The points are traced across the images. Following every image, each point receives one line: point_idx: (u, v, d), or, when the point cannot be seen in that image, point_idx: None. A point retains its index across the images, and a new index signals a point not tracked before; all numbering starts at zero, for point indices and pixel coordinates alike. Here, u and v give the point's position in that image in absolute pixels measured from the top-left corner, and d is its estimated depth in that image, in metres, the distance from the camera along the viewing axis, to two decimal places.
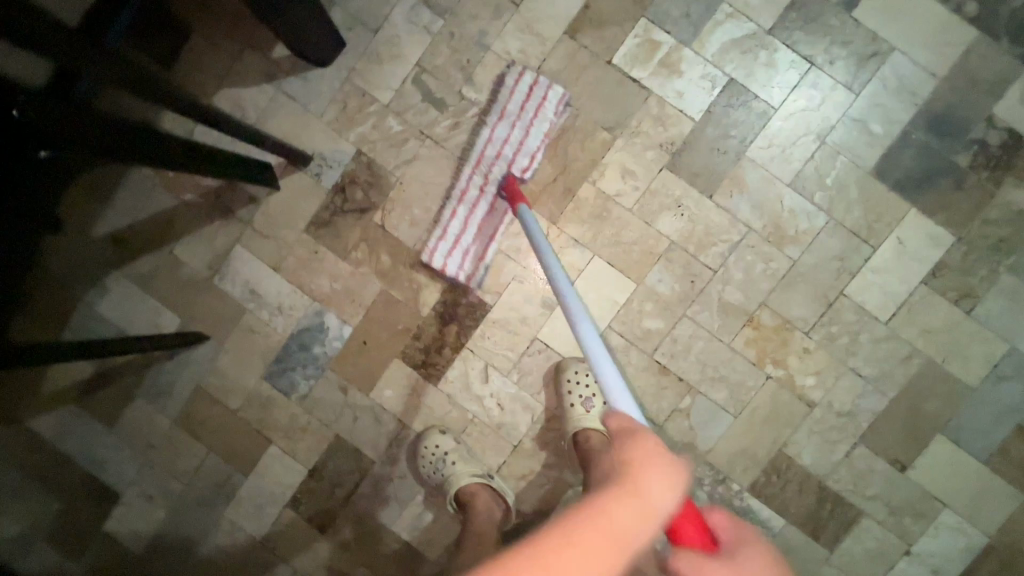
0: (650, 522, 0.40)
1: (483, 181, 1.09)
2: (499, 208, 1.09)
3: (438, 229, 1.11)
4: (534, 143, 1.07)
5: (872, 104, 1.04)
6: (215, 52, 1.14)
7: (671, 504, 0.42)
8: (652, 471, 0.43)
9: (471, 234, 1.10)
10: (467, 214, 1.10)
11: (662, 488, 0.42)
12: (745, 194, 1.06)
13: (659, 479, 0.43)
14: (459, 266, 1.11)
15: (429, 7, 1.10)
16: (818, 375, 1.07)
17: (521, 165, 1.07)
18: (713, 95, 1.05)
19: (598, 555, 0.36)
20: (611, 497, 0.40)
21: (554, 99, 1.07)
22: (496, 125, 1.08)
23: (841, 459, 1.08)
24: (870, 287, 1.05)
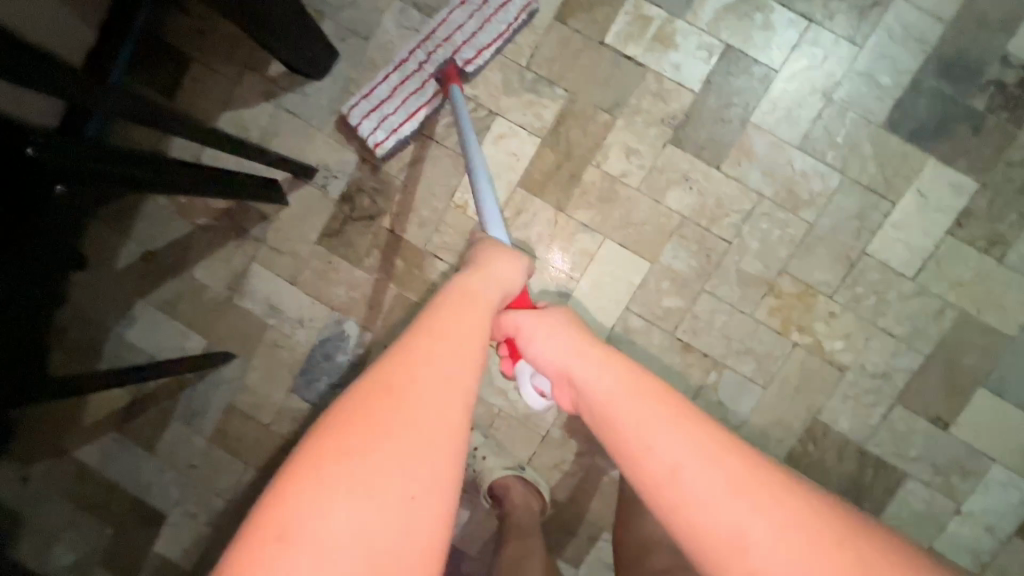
0: (502, 288, 0.58)
1: (424, 57, 1.06)
2: (428, 89, 1.06)
3: (367, 89, 1.08)
4: (484, 39, 1.04)
5: (878, 55, 1.01)
6: (214, 77, 1.16)
7: (514, 273, 0.62)
8: (499, 259, 0.63)
9: (394, 107, 1.07)
10: (397, 83, 1.07)
11: (506, 265, 0.62)
12: (754, 162, 1.04)
13: (506, 263, 0.62)
14: (375, 134, 1.09)
15: (418, 9, 1.10)
16: (847, 339, 1.05)
17: (466, 56, 1.05)
18: (712, 64, 1.03)
19: (471, 299, 0.53)
20: (473, 272, 0.58)
21: (518, 5, 1.04)
22: (456, 9, 1.04)
23: (879, 422, 1.05)
24: (893, 243, 1.02)
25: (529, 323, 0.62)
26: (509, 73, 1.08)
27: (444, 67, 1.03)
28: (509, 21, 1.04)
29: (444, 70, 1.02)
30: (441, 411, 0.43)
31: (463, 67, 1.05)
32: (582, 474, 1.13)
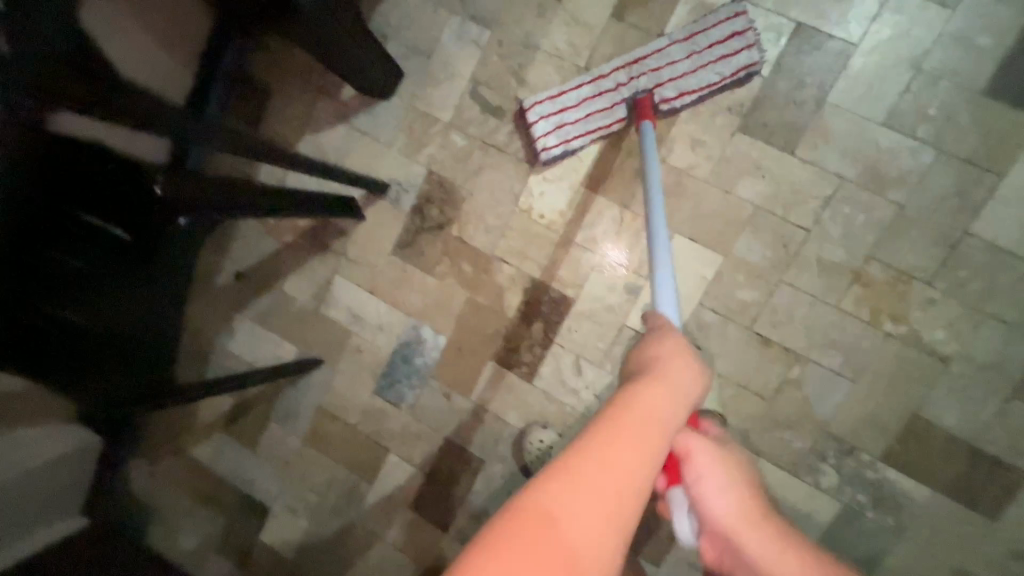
0: (679, 419, 0.48)
1: (626, 80, 1.01)
2: (616, 113, 1.02)
3: (556, 90, 1.03)
4: (693, 82, 0.98)
5: (974, 16, 0.92)
6: (294, 106, 1.26)
7: (690, 400, 0.51)
8: (676, 364, 0.54)
9: (575, 118, 1.03)
10: (588, 95, 1.02)
11: (682, 376, 0.52)
12: (833, 143, 0.98)
13: (678, 367, 0.53)
14: (547, 138, 1.05)
15: (475, 21, 1.14)
16: (949, 327, 0.96)
17: (666, 94, 0.99)
18: (781, 45, 0.99)
19: (645, 438, 0.44)
20: (646, 385, 0.49)
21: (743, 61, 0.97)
22: (676, 44, 0.98)
23: (991, 417, 0.96)
24: (1001, 221, 0.93)
25: (701, 451, 0.62)
26: (567, 75, 1.10)
27: (644, 101, 0.98)
28: (727, 75, 0.98)
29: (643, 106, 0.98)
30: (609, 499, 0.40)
31: (660, 105, 1.00)
32: None
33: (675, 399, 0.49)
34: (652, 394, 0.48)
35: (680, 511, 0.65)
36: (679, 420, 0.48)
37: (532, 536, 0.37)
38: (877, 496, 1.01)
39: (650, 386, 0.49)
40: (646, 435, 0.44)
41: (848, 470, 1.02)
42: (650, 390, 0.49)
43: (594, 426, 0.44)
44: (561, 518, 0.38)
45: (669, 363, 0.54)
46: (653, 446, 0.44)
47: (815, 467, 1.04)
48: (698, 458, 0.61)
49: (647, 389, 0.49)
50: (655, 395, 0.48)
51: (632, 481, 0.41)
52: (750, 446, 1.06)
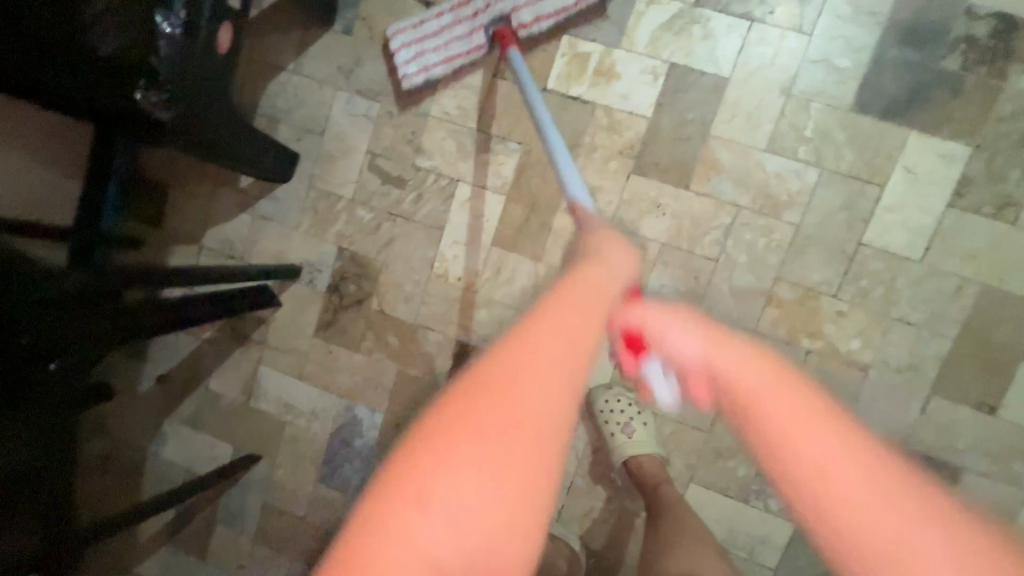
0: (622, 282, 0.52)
1: (483, 6, 1.00)
2: (474, 38, 1.01)
3: (416, 19, 1.03)
4: (546, 7, 0.99)
5: (830, 38, 0.95)
6: (193, 201, 1.21)
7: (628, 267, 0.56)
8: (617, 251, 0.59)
9: (435, 47, 1.03)
10: (446, 23, 1.02)
11: (620, 257, 0.57)
12: (724, 174, 1.00)
13: (618, 252, 0.58)
14: (409, 65, 1.05)
15: (363, 95, 1.12)
16: (862, 336, 0.98)
17: (522, 19, 0.99)
18: (659, 86, 1.01)
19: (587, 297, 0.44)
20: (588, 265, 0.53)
21: None
22: None
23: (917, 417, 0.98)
24: (890, 228, 0.96)
25: (657, 315, 0.53)
26: (461, 138, 1.10)
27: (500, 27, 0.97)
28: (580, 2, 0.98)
29: (499, 30, 0.98)
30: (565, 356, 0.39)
31: (518, 32, 1.00)
32: (615, 520, 1.10)
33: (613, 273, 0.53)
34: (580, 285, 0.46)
35: (657, 379, 0.69)
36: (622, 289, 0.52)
37: (473, 410, 0.37)
38: None
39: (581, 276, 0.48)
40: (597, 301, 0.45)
41: None
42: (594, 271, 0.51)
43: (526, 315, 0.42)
44: (501, 393, 0.37)
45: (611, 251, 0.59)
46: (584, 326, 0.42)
47: (763, 491, 1.04)
48: (657, 329, 0.52)
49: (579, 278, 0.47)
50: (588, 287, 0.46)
51: (565, 355, 0.39)
52: (697, 479, 1.05)
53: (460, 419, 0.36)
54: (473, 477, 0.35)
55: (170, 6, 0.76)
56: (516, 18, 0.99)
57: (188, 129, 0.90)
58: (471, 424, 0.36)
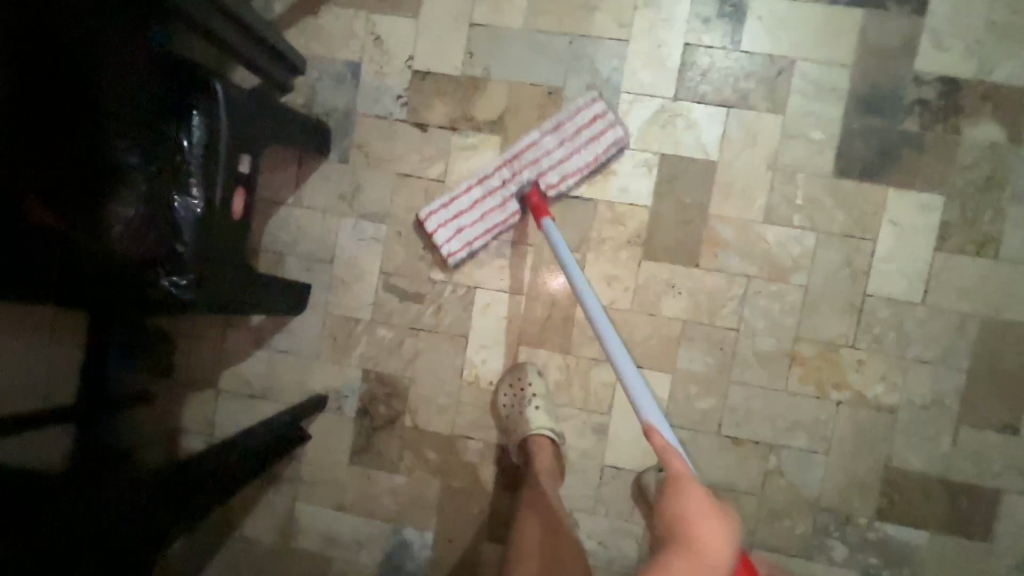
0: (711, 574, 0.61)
1: (510, 175, 1.05)
2: (509, 207, 1.05)
3: (446, 198, 1.06)
4: (572, 166, 1.03)
5: (802, 115, 1.04)
6: (204, 346, 1.18)
7: (719, 547, 0.63)
8: (705, 526, 0.64)
9: (473, 222, 1.06)
10: (478, 197, 1.05)
11: (714, 540, 0.63)
12: (730, 248, 1.06)
13: (709, 530, 0.63)
14: (449, 242, 1.07)
15: (368, 218, 1.14)
16: (885, 380, 1.04)
17: (550, 182, 1.04)
18: (654, 176, 1.07)
19: None
20: (673, 556, 0.62)
21: (612, 139, 1.03)
22: (547, 136, 1.04)
23: (950, 449, 1.03)
24: (889, 277, 1.03)
25: None
26: None
27: (531, 194, 1.01)
28: (601, 154, 1.03)
29: (530, 197, 1.02)
30: None
31: (547, 192, 1.04)
32: None
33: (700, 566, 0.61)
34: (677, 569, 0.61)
35: None
36: None
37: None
38: (886, 554, 1.04)
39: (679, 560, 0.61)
40: None
41: (852, 538, 1.05)
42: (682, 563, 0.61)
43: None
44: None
45: (700, 526, 0.63)
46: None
47: (824, 544, 1.06)
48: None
49: (677, 559, 0.61)
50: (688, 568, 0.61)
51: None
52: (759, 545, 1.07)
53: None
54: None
55: (184, 186, 0.77)
56: (544, 180, 1.04)
57: (214, 305, 0.86)
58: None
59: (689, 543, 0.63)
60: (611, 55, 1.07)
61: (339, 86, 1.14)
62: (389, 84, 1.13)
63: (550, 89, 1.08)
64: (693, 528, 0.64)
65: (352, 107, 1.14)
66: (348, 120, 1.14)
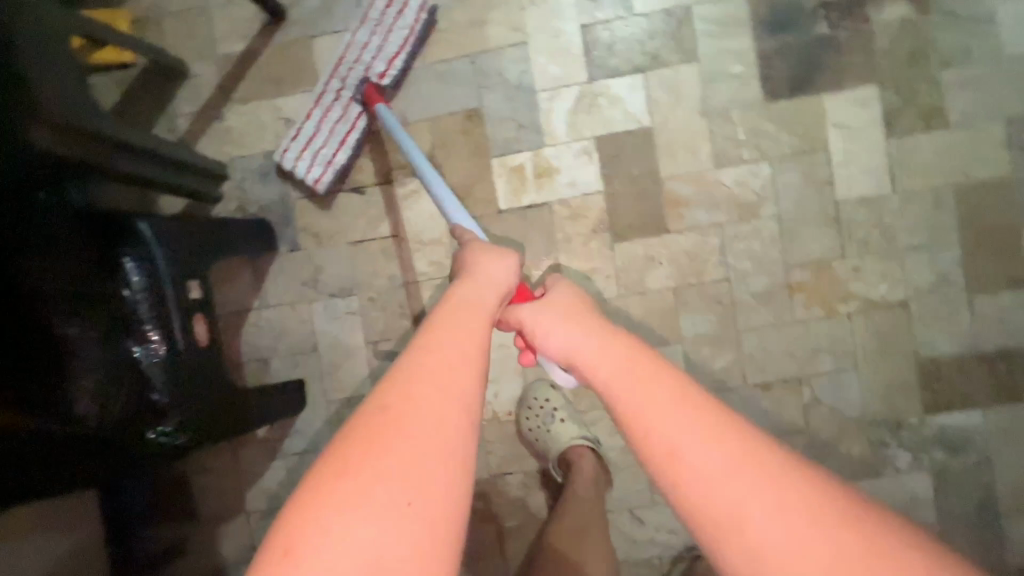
0: (498, 288, 0.65)
1: (342, 84, 1.04)
2: (352, 111, 1.04)
3: (292, 131, 1.05)
4: (392, 48, 1.03)
5: (715, 55, 1.03)
6: (221, 474, 1.14)
7: (503, 272, 0.68)
8: (492, 264, 0.69)
9: (326, 142, 1.05)
10: (321, 116, 1.04)
11: (498, 270, 0.68)
12: (693, 204, 1.04)
13: (497, 265, 0.69)
14: (313, 171, 1.06)
15: (337, 295, 1.12)
16: (886, 278, 1.02)
17: (380, 72, 1.04)
18: (596, 160, 1.06)
19: (469, 314, 0.57)
20: (463, 284, 0.64)
21: (419, 8, 1.03)
22: (358, 29, 1.02)
23: (972, 321, 1.01)
24: (854, 179, 1.02)
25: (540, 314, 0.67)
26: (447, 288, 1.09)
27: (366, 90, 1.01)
28: (414, 27, 1.03)
29: (366, 92, 1.01)
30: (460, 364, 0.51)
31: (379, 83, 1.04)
32: None
33: (489, 282, 0.65)
34: (466, 291, 0.62)
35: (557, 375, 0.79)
36: (500, 295, 0.64)
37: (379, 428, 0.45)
38: (947, 445, 1.02)
39: (463, 287, 0.63)
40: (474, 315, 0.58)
41: (909, 440, 1.03)
42: (468, 284, 0.64)
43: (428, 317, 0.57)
44: (406, 397, 0.47)
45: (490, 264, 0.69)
46: (480, 320, 0.57)
47: (886, 456, 1.04)
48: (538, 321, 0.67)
49: (462, 288, 0.63)
50: (476, 293, 0.62)
51: (460, 352, 0.52)
52: None
53: (366, 452, 0.44)
54: (388, 471, 0.43)
55: (143, 337, 0.76)
56: (374, 74, 1.04)
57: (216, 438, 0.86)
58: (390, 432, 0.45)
59: (472, 271, 0.68)
60: (515, 60, 1.06)
61: (266, 179, 1.12)
62: None
63: (469, 111, 1.07)
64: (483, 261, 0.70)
65: (285, 194, 1.12)
66: (286, 207, 1.12)
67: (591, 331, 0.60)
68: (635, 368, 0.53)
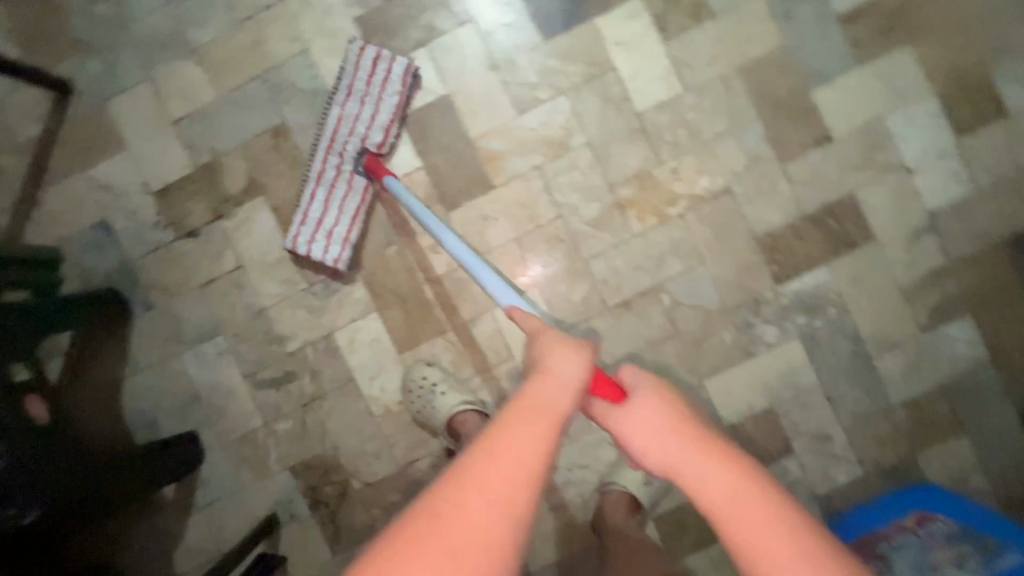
0: (572, 388, 0.55)
1: (339, 158, 1.02)
2: (357, 185, 1.02)
3: (300, 215, 1.03)
4: (385, 117, 1.02)
5: (487, 10, 1.06)
6: (140, 546, 1.13)
7: (574, 366, 0.57)
8: (562, 351, 0.58)
9: (335, 219, 1.03)
10: (325, 196, 1.02)
11: (569, 365, 0.57)
12: (509, 155, 1.07)
13: (567, 357, 0.58)
14: (330, 251, 1.04)
15: (203, 340, 1.12)
16: (704, 170, 1.06)
17: (376, 140, 1.02)
18: (407, 140, 1.08)
19: (536, 420, 0.50)
20: (536, 382, 0.54)
21: (401, 71, 1.02)
22: (345, 101, 1.02)
23: (792, 188, 1.06)
24: (647, 88, 1.06)
25: (622, 412, 0.61)
26: (306, 302, 1.10)
27: (370, 163, 0.99)
28: (399, 90, 1.02)
29: (368, 165, 1.00)
30: (515, 488, 0.46)
31: (378, 151, 1.03)
32: None
33: (562, 381, 0.55)
34: (541, 391, 0.53)
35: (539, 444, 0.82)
36: (575, 396, 0.54)
37: (426, 533, 0.43)
38: (805, 308, 1.07)
39: (537, 382, 0.54)
40: (543, 422, 0.50)
41: (771, 314, 1.07)
42: (539, 383, 0.54)
43: (495, 418, 0.51)
44: (455, 517, 0.44)
45: (556, 351, 0.59)
46: (550, 429, 0.50)
47: (755, 336, 1.07)
48: (616, 415, 0.61)
49: (536, 385, 0.54)
50: (550, 389, 0.54)
51: (524, 472, 0.47)
52: (705, 372, 1.08)
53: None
54: None
55: None
56: (370, 144, 1.02)
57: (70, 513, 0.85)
58: (433, 541, 0.43)
59: (545, 366, 0.57)
60: (302, 68, 1.08)
61: (101, 249, 1.12)
62: (142, 217, 1.11)
63: (274, 129, 1.09)
64: (548, 350, 0.59)
65: (124, 258, 1.12)
66: (128, 270, 1.12)
67: (702, 456, 0.52)
68: (732, 492, 0.49)
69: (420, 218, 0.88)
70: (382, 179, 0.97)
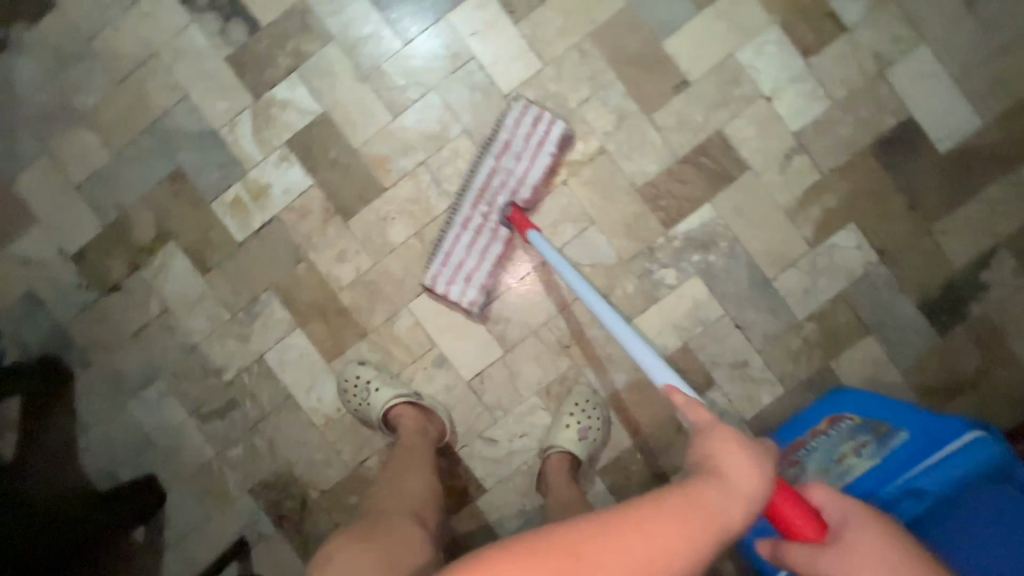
0: (750, 503, 0.50)
1: (488, 209, 1.06)
2: (501, 235, 1.06)
3: (441, 256, 1.07)
4: (536, 172, 1.06)
5: (347, 27, 1.12)
6: None
7: (754, 481, 0.51)
8: (744, 456, 0.52)
9: (473, 261, 1.07)
10: (468, 241, 1.06)
11: (742, 470, 0.51)
12: (394, 157, 1.13)
13: (743, 462, 0.51)
14: (464, 292, 1.08)
15: (144, 385, 1.17)
16: (577, 136, 1.12)
17: (524, 196, 1.07)
18: (297, 162, 1.14)
19: (691, 525, 0.47)
20: (704, 484, 0.50)
21: (557, 131, 1.06)
22: (501, 158, 1.06)
23: (662, 136, 1.11)
24: (507, 70, 1.11)
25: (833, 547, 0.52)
26: (233, 331, 1.16)
27: (514, 214, 1.02)
28: (549, 149, 1.07)
29: (512, 217, 1.02)
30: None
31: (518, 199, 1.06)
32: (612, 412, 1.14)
33: (736, 493, 0.50)
34: (714, 497, 0.49)
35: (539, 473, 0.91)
36: (750, 513, 0.49)
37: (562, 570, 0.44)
38: (698, 245, 1.12)
39: (711, 483, 0.50)
40: (709, 530, 0.47)
41: (667, 257, 1.12)
42: (712, 491, 0.49)
43: (650, 492, 0.49)
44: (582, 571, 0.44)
45: (733, 452, 0.52)
46: (708, 535, 0.47)
47: (656, 280, 1.13)
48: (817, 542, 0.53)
49: (706, 487, 0.49)
50: (718, 496, 0.49)
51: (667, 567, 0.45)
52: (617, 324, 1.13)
53: None
54: None
55: None
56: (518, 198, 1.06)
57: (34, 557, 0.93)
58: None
59: (716, 469, 0.51)
60: (186, 113, 1.14)
61: (33, 319, 1.17)
62: (66, 282, 1.17)
63: (171, 175, 1.15)
64: (729, 455, 0.52)
65: (57, 323, 1.17)
66: (62, 333, 1.17)
67: None
68: None
69: (560, 271, 0.89)
70: (522, 232, 1.00)
